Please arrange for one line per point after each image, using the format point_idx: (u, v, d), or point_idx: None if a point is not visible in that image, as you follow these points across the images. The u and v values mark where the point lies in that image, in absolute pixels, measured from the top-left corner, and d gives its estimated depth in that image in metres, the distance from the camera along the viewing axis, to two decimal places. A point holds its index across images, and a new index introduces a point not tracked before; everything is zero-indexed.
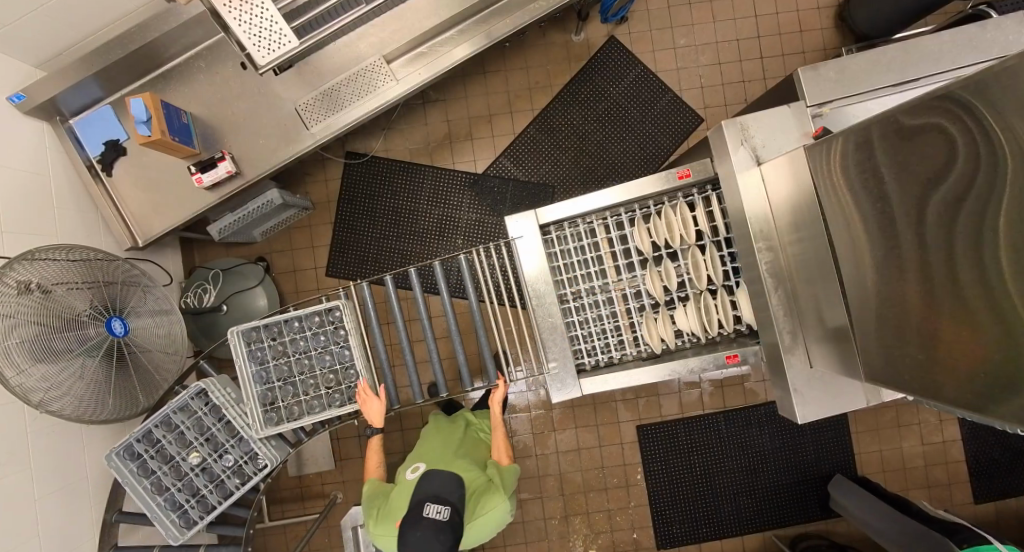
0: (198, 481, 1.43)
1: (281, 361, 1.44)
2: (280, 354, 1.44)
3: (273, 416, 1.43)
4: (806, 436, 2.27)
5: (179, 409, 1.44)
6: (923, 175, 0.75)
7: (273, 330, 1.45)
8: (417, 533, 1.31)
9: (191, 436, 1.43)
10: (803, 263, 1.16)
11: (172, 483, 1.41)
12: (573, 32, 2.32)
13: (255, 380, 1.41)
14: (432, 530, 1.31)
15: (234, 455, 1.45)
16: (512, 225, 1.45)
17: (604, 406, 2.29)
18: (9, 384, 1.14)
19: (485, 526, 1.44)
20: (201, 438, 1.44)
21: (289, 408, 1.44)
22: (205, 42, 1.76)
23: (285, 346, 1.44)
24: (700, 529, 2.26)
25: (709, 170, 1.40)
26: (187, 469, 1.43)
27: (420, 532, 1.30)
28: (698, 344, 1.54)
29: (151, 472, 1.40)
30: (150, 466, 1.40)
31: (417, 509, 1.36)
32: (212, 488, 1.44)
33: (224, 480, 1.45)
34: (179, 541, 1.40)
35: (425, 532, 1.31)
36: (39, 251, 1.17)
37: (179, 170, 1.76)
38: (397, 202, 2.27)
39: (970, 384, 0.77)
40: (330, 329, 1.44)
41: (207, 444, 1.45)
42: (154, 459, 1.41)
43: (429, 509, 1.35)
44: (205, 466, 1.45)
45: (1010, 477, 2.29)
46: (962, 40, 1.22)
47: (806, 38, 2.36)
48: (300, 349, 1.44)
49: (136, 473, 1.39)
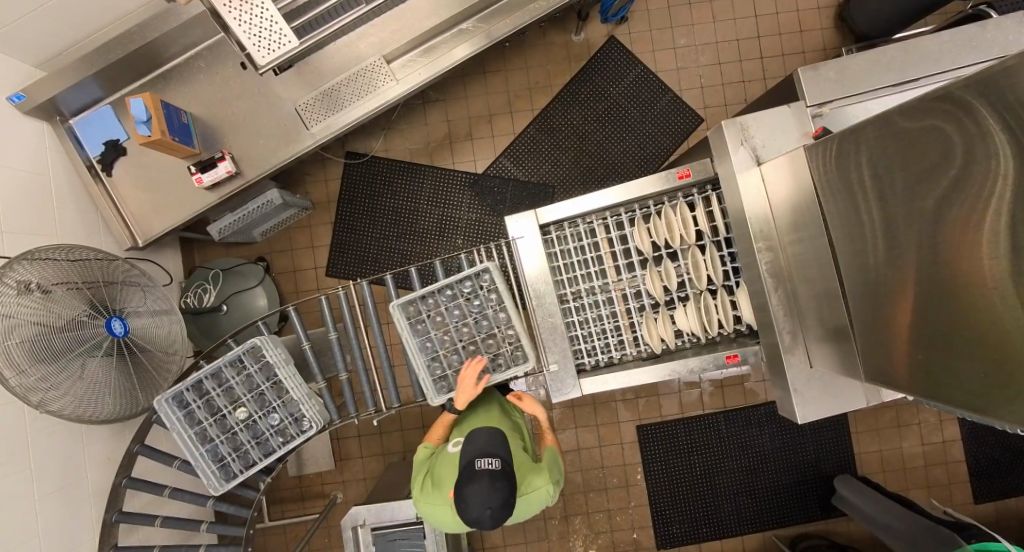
0: (242, 436, 1.37)
1: (441, 331, 1.41)
2: (439, 324, 1.41)
3: (445, 385, 1.41)
4: (806, 435, 2.27)
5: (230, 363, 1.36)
6: (922, 175, 0.75)
7: (428, 302, 1.41)
8: (475, 485, 1.22)
9: (240, 392, 1.35)
10: (803, 263, 1.16)
11: (218, 435, 1.35)
12: (573, 32, 2.31)
13: (421, 352, 1.38)
14: (488, 484, 1.22)
15: (282, 412, 1.38)
16: (512, 224, 1.45)
17: (604, 406, 2.29)
18: (8, 384, 1.14)
19: (532, 500, 1.37)
20: (249, 395, 1.36)
21: (457, 376, 1.42)
22: (205, 42, 1.76)
23: (442, 317, 1.41)
24: (700, 529, 2.26)
25: (709, 170, 1.40)
26: (233, 424, 1.36)
27: (476, 486, 1.21)
28: (698, 344, 1.54)
29: (198, 422, 1.34)
30: (197, 416, 1.34)
31: (472, 462, 1.27)
32: (256, 444, 1.38)
33: (268, 438, 1.38)
34: (219, 492, 1.35)
35: (481, 486, 1.21)
36: (39, 251, 1.17)
37: (179, 170, 1.76)
38: (398, 202, 2.27)
39: (970, 385, 0.77)
40: (484, 294, 1.40)
41: (254, 401, 1.37)
42: (203, 409, 1.35)
43: (482, 463, 1.26)
44: (250, 423, 1.38)
45: (1010, 477, 2.29)
46: (963, 39, 1.22)
47: (806, 38, 2.36)
48: (457, 317, 1.40)
49: (183, 422, 1.32)
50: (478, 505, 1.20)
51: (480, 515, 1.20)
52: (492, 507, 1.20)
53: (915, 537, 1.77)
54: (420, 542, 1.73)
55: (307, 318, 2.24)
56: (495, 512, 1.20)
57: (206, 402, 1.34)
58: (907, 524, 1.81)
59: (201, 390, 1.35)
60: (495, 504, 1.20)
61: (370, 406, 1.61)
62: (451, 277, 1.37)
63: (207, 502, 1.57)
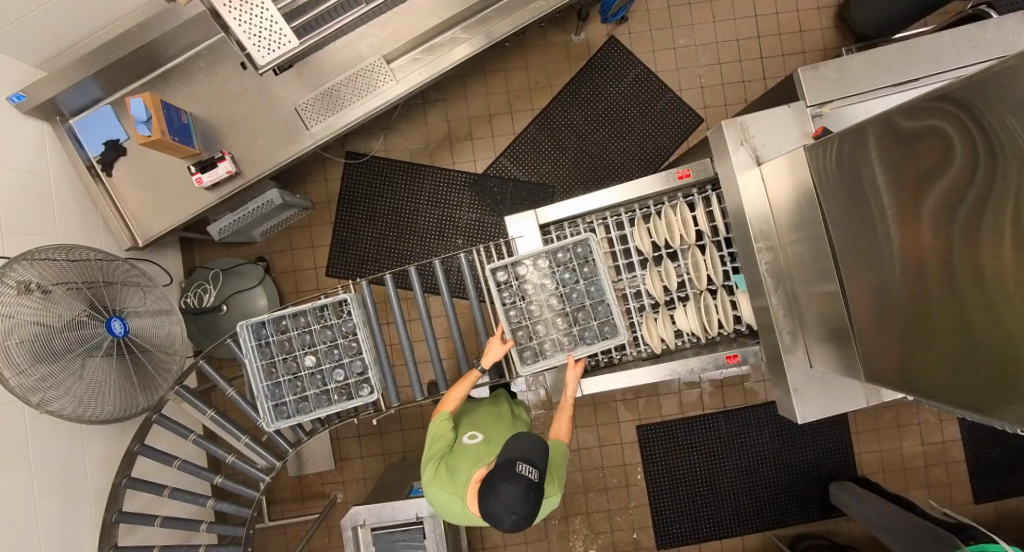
0: (304, 382, 1.37)
1: (531, 301, 1.38)
2: (530, 294, 1.39)
3: (529, 355, 1.38)
4: (805, 435, 2.27)
5: (316, 311, 1.38)
6: (923, 175, 0.75)
7: (523, 270, 1.39)
8: (509, 488, 1.19)
9: (316, 338, 1.37)
10: (803, 263, 1.16)
11: (283, 374, 1.36)
12: (573, 32, 2.31)
13: (509, 321, 1.36)
14: (522, 490, 1.19)
15: (349, 368, 1.38)
16: (512, 224, 1.45)
17: (604, 406, 2.28)
18: (8, 384, 1.14)
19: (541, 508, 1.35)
20: (324, 344, 1.37)
21: (540, 347, 1.39)
22: (205, 42, 1.76)
23: (532, 287, 1.39)
24: (700, 529, 2.26)
25: (709, 170, 1.41)
26: (300, 368, 1.37)
27: (513, 489, 1.18)
28: (698, 344, 1.55)
29: (270, 356, 1.35)
30: (269, 351, 1.35)
31: (518, 462, 1.23)
32: (315, 393, 1.37)
33: (328, 390, 1.38)
34: (266, 430, 1.34)
35: (516, 489, 1.19)
36: (39, 251, 1.16)
37: (179, 170, 1.76)
38: (398, 202, 2.27)
39: (970, 385, 0.76)
40: (579, 264, 1.38)
41: (326, 351, 1.37)
42: (278, 346, 1.36)
43: (521, 466, 1.22)
44: (317, 371, 1.38)
45: (1010, 477, 2.29)
46: (963, 39, 1.23)
47: (806, 38, 2.36)
48: (550, 286, 1.38)
49: (256, 353, 1.33)
50: (505, 506, 1.18)
51: (502, 517, 1.18)
52: (518, 514, 1.18)
53: (913, 536, 1.76)
54: (421, 543, 1.72)
55: None
56: (518, 519, 1.18)
57: (281, 341, 1.36)
58: (906, 524, 1.80)
59: (282, 328, 1.37)
60: (521, 512, 1.18)
61: (370, 406, 1.61)
62: (549, 246, 1.36)
63: (207, 502, 1.57)
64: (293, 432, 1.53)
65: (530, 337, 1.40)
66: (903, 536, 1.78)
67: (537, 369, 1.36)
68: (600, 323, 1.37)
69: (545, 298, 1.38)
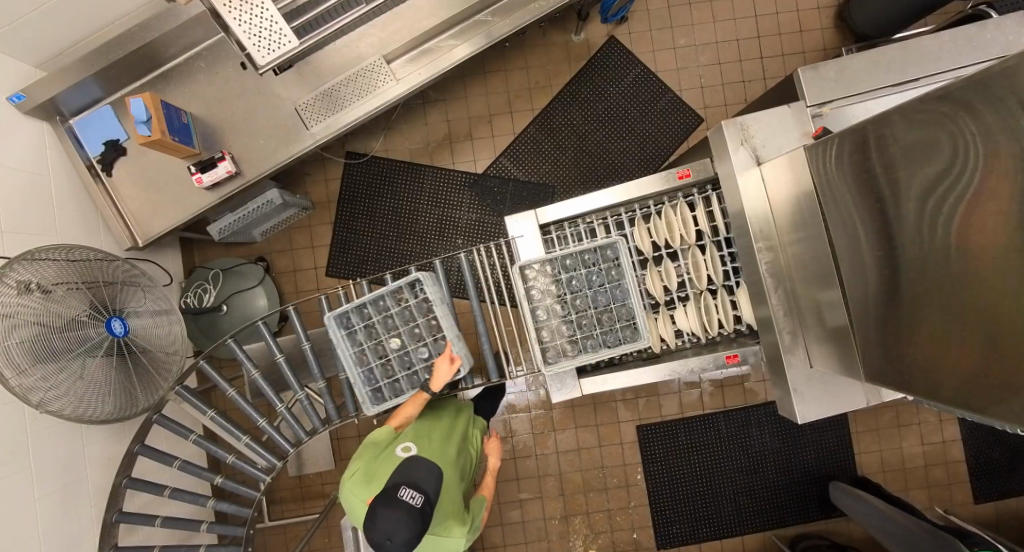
0: (394, 366, 1.39)
1: (553, 300, 1.39)
2: (556, 293, 1.39)
3: (550, 353, 1.37)
4: (806, 435, 2.27)
5: (392, 293, 1.37)
6: (921, 176, 0.76)
7: (553, 268, 1.39)
8: (385, 518, 1.19)
9: (399, 321, 1.37)
10: (804, 263, 1.16)
11: (373, 359, 1.38)
12: (573, 33, 2.32)
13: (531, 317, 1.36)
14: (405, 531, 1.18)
15: (436, 347, 1.39)
16: (512, 224, 1.44)
17: (605, 406, 2.29)
18: (8, 384, 1.14)
19: None
20: (406, 326, 1.37)
21: (560, 346, 1.38)
22: (205, 43, 1.77)
23: (558, 284, 1.39)
24: (700, 528, 2.25)
25: (709, 170, 1.41)
26: (388, 352, 1.38)
27: (396, 518, 1.18)
28: (698, 344, 1.55)
29: (359, 342, 1.37)
30: (358, 337, 1.37)
31: (409, 501, 1.22)
32: (406, 374, 1.40)
33: (416, 370, 1.40)
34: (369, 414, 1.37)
35: (401, 524, 1.18)
36: (39, 251, 1.16)
37: (179, 170, 1.76)
38: (397, 202, 2.27)
39: (969, 383, 0.77)
40: (603, 267, 1.38)
41: (410, 333, 1.38)
42: (364, 333, 1.37)
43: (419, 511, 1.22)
44: (404, 354, 1.39)
45: (1010, 477, 2.28)
46: (962, 39, 1.23)
47: (806, 38, 2.36)
48: (574, 287, 1.38)
49: (346, 340, 1.35)
50: (383, 530, 1.18)
51: (378, 542, 1.18)
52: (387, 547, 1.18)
53: (907, 536, 1.77)
54: None
55: (307, 318, 2.24)
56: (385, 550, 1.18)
57: (366, 327, 1.37)
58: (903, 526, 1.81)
59: (364, 313, 1.38)
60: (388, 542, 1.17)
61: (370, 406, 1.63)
62: (571, 249, 1.36)
63: (207, 502, 1.57)
64: (293, 431, 1.54)
65: (550, 336, 1.38)
66: (902, 538, 1.78)
67: (556, 368, 1.36)
68: (622, 324, 1.37)
69: (550, 299, 1.39)
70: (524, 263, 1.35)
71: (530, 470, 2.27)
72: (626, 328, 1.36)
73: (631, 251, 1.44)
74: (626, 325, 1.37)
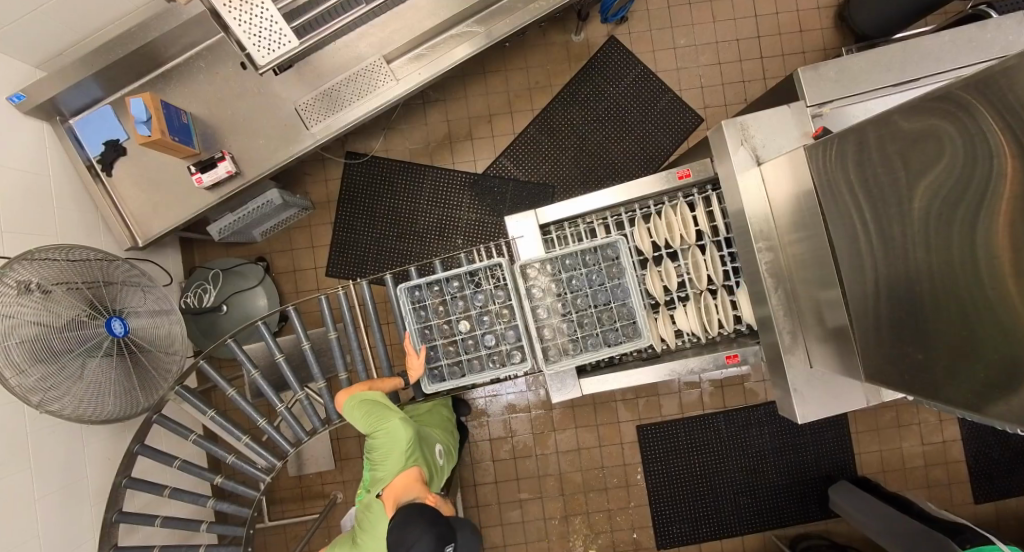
0: (460, 348, 1.39)
1: (554, 298, 1.39)
2: (557, 292, 1.39)
3: (551, 352, 1.36)
4: (805, 435, 2.27)
5: (471, 274, 1.40)
6: (919, 175, 0.76)
7: (556, 266, 1.40)
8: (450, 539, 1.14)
9: (470, 302, 1.38)
10: (804, 263, 1.15)
11: (438, 337, 1.39)
12: (573, 33, 2.32)
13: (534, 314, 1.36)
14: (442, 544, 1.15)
15: (499, 335, 1.38)
16: (512, 224, 1.44)
17: (605, 406, 2.29)
18: (8, 384, 1.14)
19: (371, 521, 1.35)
20: (477, 307, 1.38)
21: (560, 344, 1.38)
22: (205, 42, 1.77)
23: (560, 282, 1.39)
24: (700, 529, 2.25)
25: (709, 169, 1.40)
26: (453, 333, 1.39)
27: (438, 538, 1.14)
28: (699, 344, 1.54)
29: (427, 317, 1.38)
30: (425, 313, 1.38)
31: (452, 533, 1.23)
32: (469, 358, 1.39)
33: (479, 356, 1.39)
34: (426, 392, 1.38)
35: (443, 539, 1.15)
36: (38, 251, 1.16)
37: (179, 170, 1.76)
38: (397, 202, 2.27)
39: (969, 384, 0.77)
40: (602, 267, 1.38)
41: (478, 316, 1.39)
42: (433, 311, 1.39)
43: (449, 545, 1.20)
44: (471, 337, 1.39)
45: (1010, 478, 2.28)
46: (962, 39, 1.23)
47: (806, 38, 2.36)
48: (575, 287, 1.38)
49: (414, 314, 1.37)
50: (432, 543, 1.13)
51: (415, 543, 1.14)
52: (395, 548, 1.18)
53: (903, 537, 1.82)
54: None
55: (307, 317, 2.24)
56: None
57: (435, 305, 1.39)
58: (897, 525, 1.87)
59: (438, 292, 1.40)
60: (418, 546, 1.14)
61: None
62: (573, 248, 1.36)
63: (207, 502, 1.57)
64: (293, 431, 1.54)
65: (551, 335, 1.38)
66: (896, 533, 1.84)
67: (556, 366, 1.34)
68: (621, 323, 1.37)
69: (551, 298, 1.39)
70: (524, 262, 1.36)
71: (530, 469, 2.27)
72: (626, 327, 1.36)
73: (631, 251, 1.44)
74: (626, 326, 1.37)
